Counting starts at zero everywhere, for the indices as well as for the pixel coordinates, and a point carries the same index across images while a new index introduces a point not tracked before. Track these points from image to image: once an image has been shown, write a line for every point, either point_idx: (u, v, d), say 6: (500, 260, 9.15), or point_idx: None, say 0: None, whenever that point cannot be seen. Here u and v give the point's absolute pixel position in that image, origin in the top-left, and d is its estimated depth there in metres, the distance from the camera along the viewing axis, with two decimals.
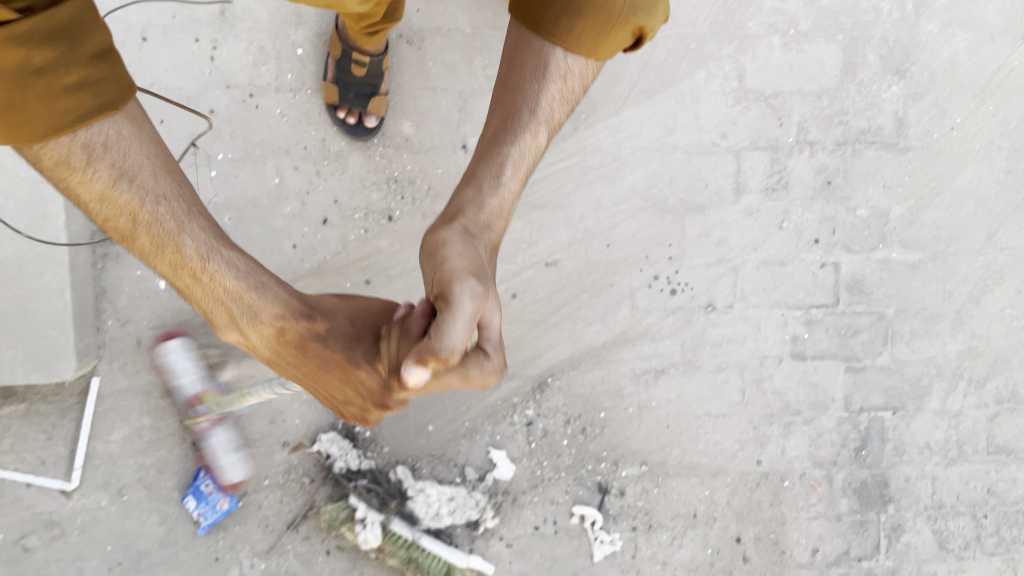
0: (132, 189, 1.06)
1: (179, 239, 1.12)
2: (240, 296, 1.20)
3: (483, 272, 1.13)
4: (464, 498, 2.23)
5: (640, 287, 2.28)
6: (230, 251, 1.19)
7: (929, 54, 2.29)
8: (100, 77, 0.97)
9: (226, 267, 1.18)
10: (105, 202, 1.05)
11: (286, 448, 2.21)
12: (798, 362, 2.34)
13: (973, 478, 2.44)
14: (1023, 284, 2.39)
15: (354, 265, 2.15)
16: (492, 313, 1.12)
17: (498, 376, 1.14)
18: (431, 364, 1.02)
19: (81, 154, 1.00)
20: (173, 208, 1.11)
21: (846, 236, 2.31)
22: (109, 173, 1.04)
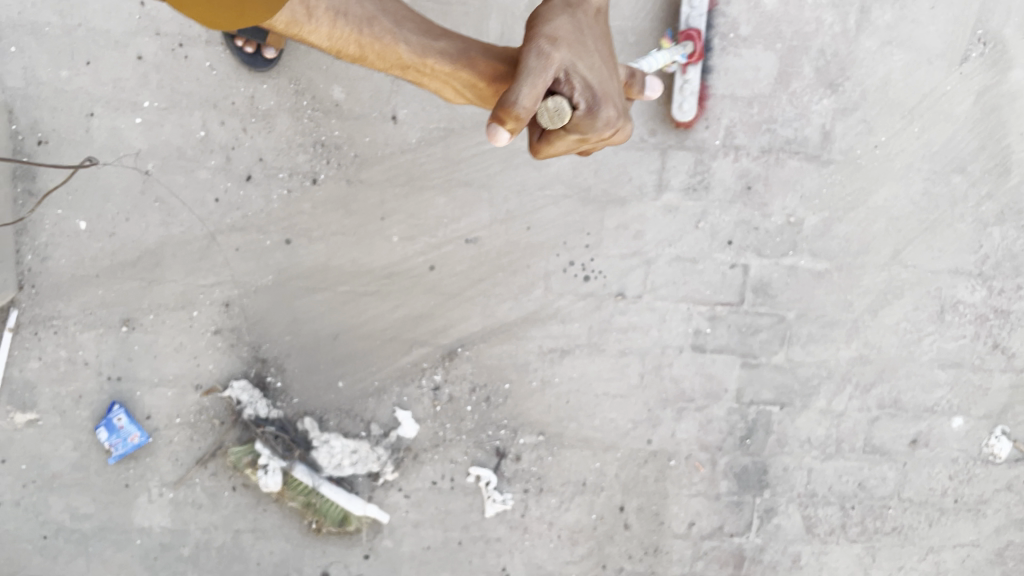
0: (345, 20, 1.20)
1: (396, 46, 1.26)
2: (455, 75, 1.30)
3: (569, 27, 1.20)
4: (366, 452, 2.36)
5: (555, 270, 2.36)
6: (439, 41, 1.28)
7: (864, 71, 2.32)
8: None
9: (441, 56, 1.29)
10: (331, 39, 1.20)
11: (199, 390, 2.28)
12: (697, 354, 2.47)
13: (846, 473, 2.61)
14: (921, 301, 2.50)
15: (276, 223, 2.22)
16: (554, 62, 1.14)
17: (604, 126, 1.20)
18: (507, 122, 1.05)
19: (300, 10, 1.14)
20: (381, 21, 1.24)
21: (758, 241, 2.40)
22: (324, 14, 1.17)
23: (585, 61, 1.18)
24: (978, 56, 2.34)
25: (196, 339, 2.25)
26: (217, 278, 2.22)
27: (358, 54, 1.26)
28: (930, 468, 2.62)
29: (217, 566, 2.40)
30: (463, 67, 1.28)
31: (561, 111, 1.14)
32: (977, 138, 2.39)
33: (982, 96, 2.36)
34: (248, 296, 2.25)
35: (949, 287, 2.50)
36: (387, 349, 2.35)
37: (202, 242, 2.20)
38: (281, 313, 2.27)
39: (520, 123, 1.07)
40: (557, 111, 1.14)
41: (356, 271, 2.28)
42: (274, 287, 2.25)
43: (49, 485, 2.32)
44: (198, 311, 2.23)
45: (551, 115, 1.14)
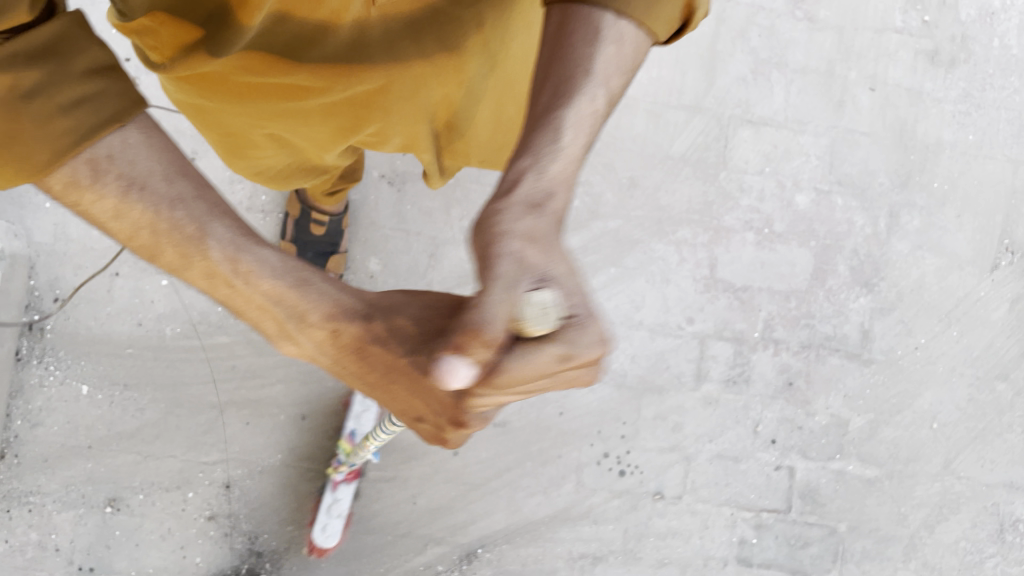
0: (142, 200, 0.79)
1: (201, 247, 0.81)
2: (279, 301, 0.86)
3: (549, 239, 0.82)
4: None
5: (588, 463, 2.18)
6: (259, 246, 0.85)
7: (898, 272, 2.31)
8: (103, 90, 0.75)
9: (261, 266, 0.85)
10: (118, 216, 0.79)
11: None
12: (743, 568, 2.22)
13: None
14: (978, 517, 2.31)
15: (294, 397, 2.06)
16: (539, 252, 0.79)
17: (597, 342, 0.78)
18: (472, 350, 0.74)
19: (85, 168, 0.76)
20: (191, 214, 0.81)
21: (803, 442, 2.26)
22: (116, 185, 0.77)
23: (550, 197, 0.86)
24: (1007, 264, 2.36)
25: (186, 526, 2.00)
26: (221, 454, 2.02)
27: (149, 245, 0.81)
28: None
29: None
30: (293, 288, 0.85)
31: (550, 312, 0.76)
32: (1017, 345, 2.35)
33: (1016, 303, 2.35)
34: (251, 477, 2.03)
35: (1005, 502, 2.33)
36: (397, 548, 2.09)
37: (209, 413, 2.01)
38: (286, 499, 2.04)
39: (490, 350, 0.74)
40: (546, 308, 0.77)
41: (373, 455, 2.09)
42: (282, 468, 2.04)
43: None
44: (194, 492, 2.00)
45: (541, 316, 0.76)
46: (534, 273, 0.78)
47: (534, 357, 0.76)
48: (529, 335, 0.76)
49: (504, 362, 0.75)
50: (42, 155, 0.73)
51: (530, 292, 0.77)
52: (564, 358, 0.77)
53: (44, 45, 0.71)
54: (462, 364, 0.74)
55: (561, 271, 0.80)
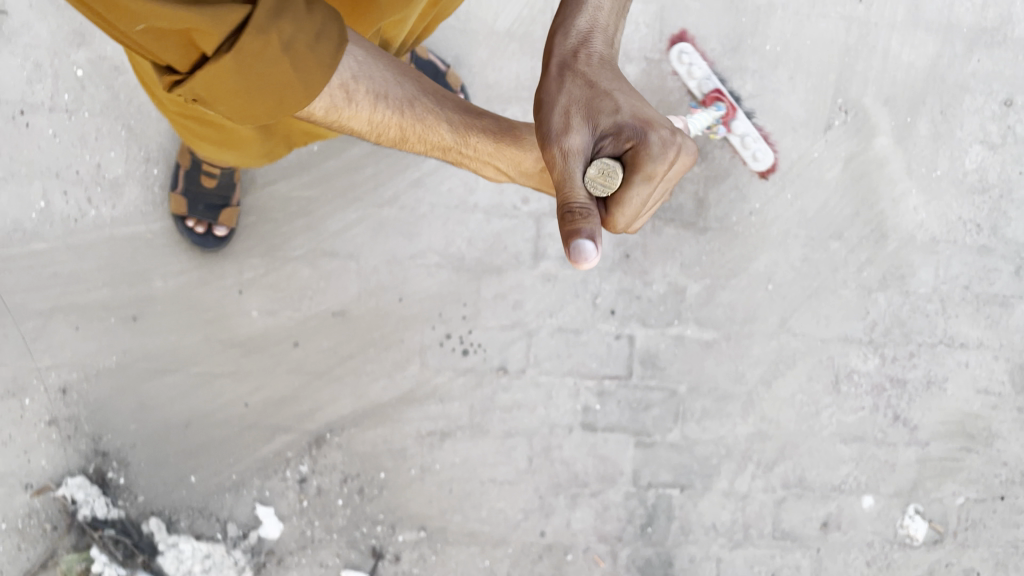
0: (386, 103, 1.18)
1: (437, 126, 1.25)
2: (500, 154, 1.30)
3: (580, 103, 1.09)
4: (221, 557, 2.11)
5: (431, 345, 2.23)
6: (479, 120, 1.30)
7: (730, 138, 2.35)
8: (325, 19, 0.97)
9: (482, 135, 1.29)
10: (370, 121, 1.18)
11: (28, 490, 2.04)
12: (588, 433, 2.33)
13: (758, 563, 2.41)
14: (814, 371, 2.43)
15: (123, 300, 2.05)
16: (575, 136, 1.06)
17: (662, 148, 1.03)
18: (579, 229, 0.96)
19: (339, 95, 1.09)
20: (421, 103, 1.23)
21: (642, 310, 2.33)
22: (364, 98, 1.13)
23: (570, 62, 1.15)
24: (841, 123, 2.40)
25: (28, 431, 2.03)
26: (53, 360, 2.03)
27: (395, 134, 1.25)
28: (846, 554, 2.46)
29: None
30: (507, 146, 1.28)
31: (611, 170, 1.03)
32: (850, 204, 2.41)
33: (850, 162, 2.41)
34: (88, 380, 2.05)
35: (840, 355, 2.44)
36: (246, 440, 2.14)
37: (35, 321, 2.01)
38: (126, 399, 2.07)
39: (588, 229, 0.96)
40: (603, 172, 1.03)
41: (211, 351, 2.11)
42: (119, 369, 2.06)
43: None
44: (31, 398, 2.03)
45: (602, 182, 1.03)
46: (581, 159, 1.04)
47: (637, 189, 1.03)
48: (607, 189, 1.03)
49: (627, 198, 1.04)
50: (297, 83, 0.99)
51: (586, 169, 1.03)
52: (646, 176, 1.03)
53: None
54: (585, 243, 0.93)
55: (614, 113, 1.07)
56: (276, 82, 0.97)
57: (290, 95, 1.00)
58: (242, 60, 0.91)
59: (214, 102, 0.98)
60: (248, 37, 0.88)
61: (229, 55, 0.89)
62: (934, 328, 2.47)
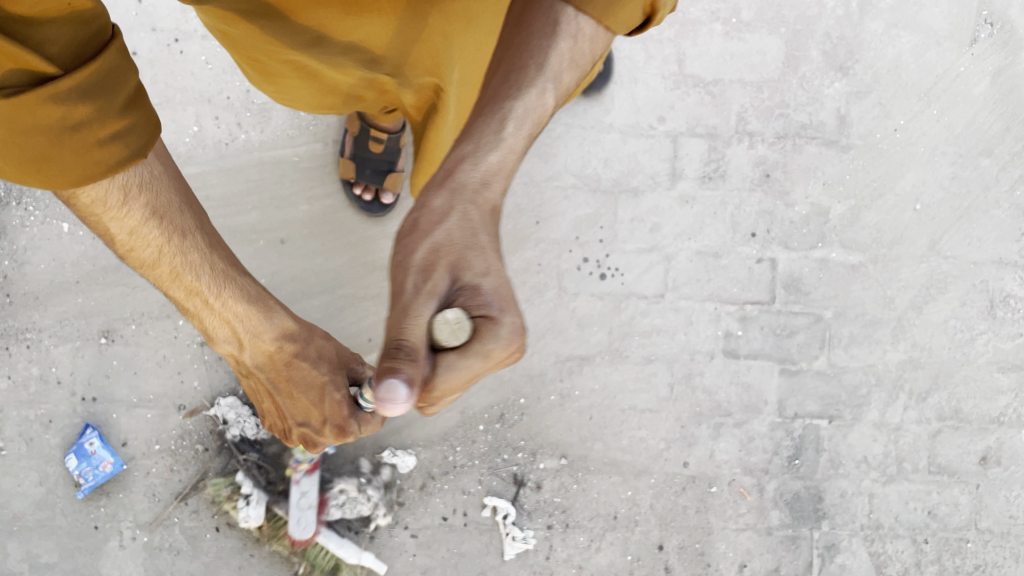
0: (161, 224, 1.07)
1: (199, 267, 1.12)
2: (248, 324, 1.19)
3: (454, 249, 0.98)
4: (356, 495, 2.07)
5: (568, 269, 2.21)
6: (240, 278, 1.18)
7: (873, 54, 2.28)
8: (137, 123, 0.94)
9: (236, 294, 1.17)
10: (133, 234, 1.05)
11: (181, 412, 2.05)
12: (730, 360, 2.25)
13: (912, 499, 2.30)
14: (968, 296, 2.31)
15: (271, 222, 2.08)
16: (440, 272, 0.97)
17: (509, 336, 0.97)
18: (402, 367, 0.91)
19: (117, 194, 1.00)
20: (173, 231, 1.08)
21: (784, 233, 2.26)
22: (144, 207, 1.04)
23: (475, 194, 1.01)
24: (987, 37, 2.30)
25: (180, 353, 2.06)
26: None
27: (149, 261, 1.09)
28: (1007, 491, 2.33)
29: None
30: (259, 315, 1.18)
31: (463, 326, 0.95)
32: (1001, 120, 2.30)
33: (998, 76, 2.30)
34: None
35: (995, 279, 2.32)
36: None
37: None
38: None
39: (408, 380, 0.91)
40: (460, 321, 0.95)
41: (355, 274, 2.11)
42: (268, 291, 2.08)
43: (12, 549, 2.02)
44: (184, 320, 2.06)
45: (451, 331, 0.94)
46: (428, 307, 0.95)
47: (457, 363, 0.96)
48: (454, 342, 0.95)
49: (433, 376, 0.95)
50: (97, 173, 0.93)
51: (441, 314, 0.95)
52: (487, 357, 0.97)
53: (92, 83, 0.87)
54: (399, 384, 0.90)
55: (486, 278, 0.98)
56: (37, 150, 0.87)
57: (51, 169, 0.90)
58: (11, 114, 0.83)
59: None
60: (27, 100, 0.83)
61: None
62: None
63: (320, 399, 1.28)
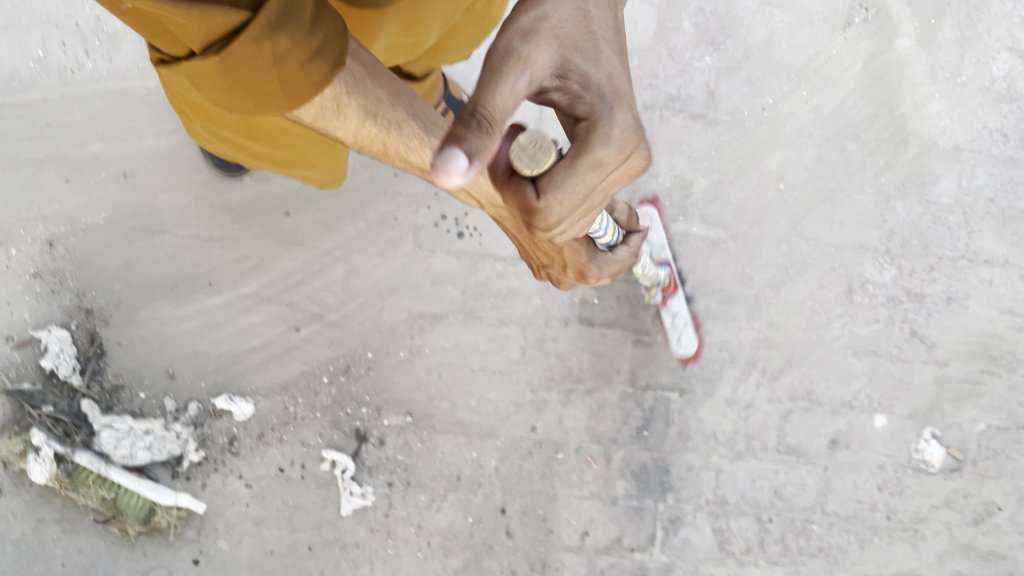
0: (375, 121, 1.06)
1: (423, 152, 1.11)
2: (493, 202, 1.21)
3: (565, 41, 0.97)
4: (162, 433, 2.06)
5: (426, 227, 2.17)
6: (468, 154, 1.23)
7: (745, 29, 2.32)
8: (330, 35, 0.87)
9: (480, 171, 1.16)
10: (354, 134, 1.07)
11: (10, 343, 2.02)
12: (585, 328, 2.24)
13: (760, 477, 2.30)
14: (826, 279, 2.32)
15: (114, 154, 2.04)
16: (543, 47, 0.93)
17: (618, 139, 0.95)
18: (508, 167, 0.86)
19: (330, 107, 0.99)
20: (406, 121, 1.08)
21: (646, 204, 2.27)
22: (355, 112, 1.02)
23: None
24: (861, 21, 2.32)
25: (12, 282, 2.02)
26: (41, 211, 2.03)
27: (374, 149, 1.13)
28: (855, 475, 2.34)
29: (12, 565, 2.06)
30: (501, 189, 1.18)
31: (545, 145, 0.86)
32: (870, 106, 2.32)
33: (870, 62, 2.32)
34: (75, 235, 2.04)
35: (854, 264, 2.33)
36: (232, 309, 2.11)
37: (27, 171, 2.03)
38: (112, 257, 2.05)
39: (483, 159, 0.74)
40: (538, 142, 0.86)
41: (200, 214, 2.08)
42: (108, 226, 2.05)
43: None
44: (18, 249, 2.03)
45: (531, 158, 0.86)
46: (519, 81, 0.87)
47: (567, 177, 0.91)
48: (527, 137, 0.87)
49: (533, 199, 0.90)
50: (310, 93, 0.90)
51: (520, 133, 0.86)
52: (597, 163, 0.94)
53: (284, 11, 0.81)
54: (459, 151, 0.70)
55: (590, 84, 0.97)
56: (256, 81, 0.86)
57: (286, 99, 0.89)
58: (237, 62, 0.82)
59: (202, 90, 0.87)
60: (242, 43, 0.80)
61: (202, 57, 0.81)
62: (957, 242, 2.35)
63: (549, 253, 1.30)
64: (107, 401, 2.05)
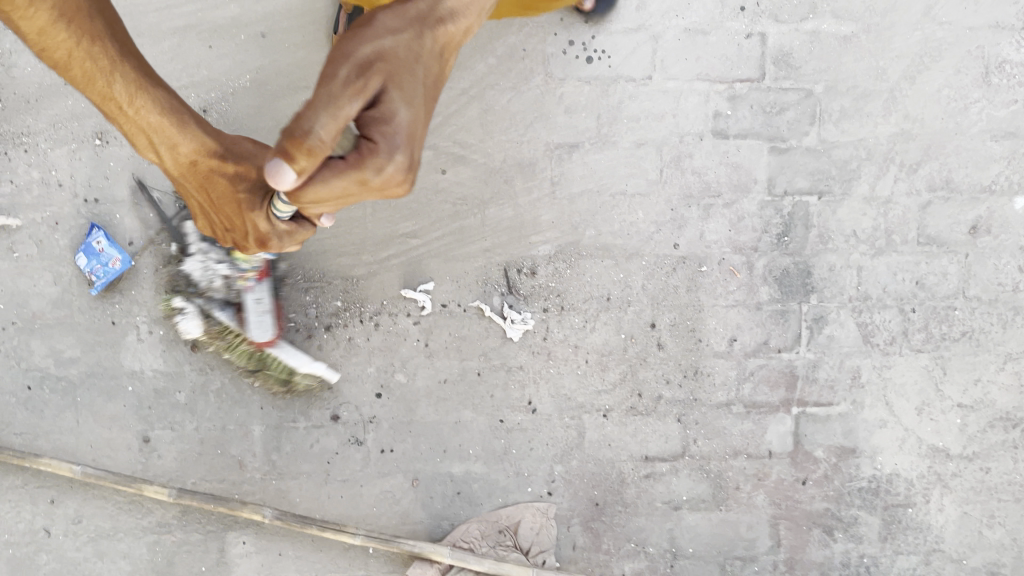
0: (70, 27, 1.13)
1: (109, 75, 1.21)
2: (192, 146, 1.32)
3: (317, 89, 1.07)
4: (331, 283, 2.23)
5: (553, 54, 2.21)
6: (156, 90, 1.27)
7: None
8: None
9: (175, 117, 1.29)
10: (42, 33, 1.11)
11: (181, 212, 2.17)
12: (720, 142, 2.26)
13: (901, 270, 2.35)
14: (962, 63, 2.27)
15: (249, 15, 2.09)
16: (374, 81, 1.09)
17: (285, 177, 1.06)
18: (295, 157, 1.05)
19: None
20: (104, 46, 1.19)
21: (774, 5, 2.22)
22: (51, 10, 1.09)
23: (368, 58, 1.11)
24: None
25: None
26: (191, 79, 2.10)
27: (61, 59, 1.17)
28: (997, 260, 2.37)
29: (217, 414, 2.25)
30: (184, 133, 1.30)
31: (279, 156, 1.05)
32: None
33: None
34: (226, 100, 2.10)
35: (992, 45, 2.27)
36: None
37: (170, 40, 2.08)
38: (263, 120, 2.11)
39: (308, 159, 1.06)
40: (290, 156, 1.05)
41: None
42: (254, 87, 2.10)
43: (44, 340, 2.21)
44: None
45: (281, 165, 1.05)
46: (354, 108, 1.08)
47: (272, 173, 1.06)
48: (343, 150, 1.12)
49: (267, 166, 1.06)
50: None
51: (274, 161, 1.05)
52: (361, 180, 1.11)
53: None
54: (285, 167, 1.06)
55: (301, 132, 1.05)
56: None
57: None
58: None
59: None
60: None
61: None
62: None
63: (237, 212, 1.39)
64: (256, 258, 2.18)
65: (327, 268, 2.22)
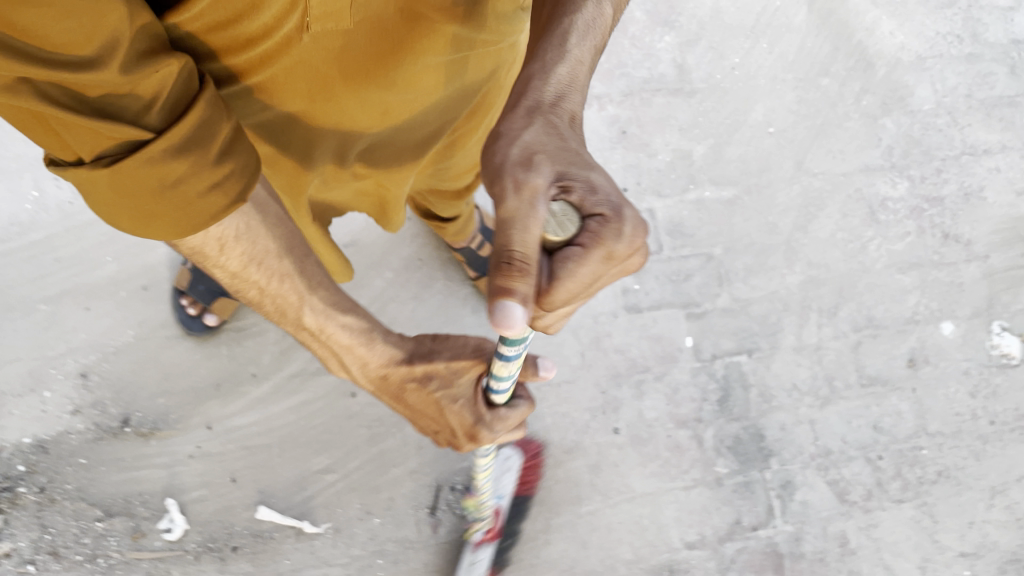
0: (260, 268, 1.15)
1: (299, 306, 1.23)
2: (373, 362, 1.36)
3: (555, 155, 1.02)
4: (242, 541, 1.92)
5: (450, 258, 2.21)
6: (343, 316, 1.30)
7: (693, 7, 2.54)
8: (231, 171, 0.96)
9: (341, 329, 1.30)
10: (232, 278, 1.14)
11: (49, 493, 1.89)
12: (634, 316, 2.22)
13: (855, 416, 2.21)
14: (846, 207, 2.34)
15: (134, 272, 2.08)
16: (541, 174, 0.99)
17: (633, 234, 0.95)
18: (514, 284, 0.89)
19: (214, 244, 1.08)
20: (295, 280, 1.20)
21: (654, 183, 2.30)
22: (240, 255, 1.12)
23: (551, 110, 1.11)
24: None
25: (51, 425, 1.95)
26: (68, 345, 2.01)
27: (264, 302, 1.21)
28: (945, 388, 2.25)
29: None
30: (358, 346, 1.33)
31: (566, 217, 0.95)
32: (827, 41, 2.50)
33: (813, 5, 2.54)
34: (108, 359, 2.01)
35: (867, 185, 2.37)
36: (280, 392, 2.05)
37: (44, 309, 2.03)
38: (150, 371, 2.01)
39: (527, 280, 0.90)
40: (563, 213, 0.96)
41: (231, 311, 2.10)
42: (138, 341, 2.03)
43: None
44: (52, 390, 1.97)
45: (556, 225, 0.94)
46: (541, 205, 0.95)
47: (577, 266, 0.92)
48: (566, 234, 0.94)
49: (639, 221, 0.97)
50: (177, 194, 0.91)
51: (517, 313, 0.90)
52: (608, 253, 0.93)
53: (184, 140, 0.89)
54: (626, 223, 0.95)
55: (596, 184, 0.99)
56: (137, 204, 0.92)
57: (173, 219, 0.94)
58: (129, 182, 0.89)
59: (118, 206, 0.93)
60: (142, 166, 0.87)
61: (122, 175, 0.88)
62: (952, 140, 2.46)
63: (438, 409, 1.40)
64: (136, 527, 1.90)
65: (234, 523, 1.93)
